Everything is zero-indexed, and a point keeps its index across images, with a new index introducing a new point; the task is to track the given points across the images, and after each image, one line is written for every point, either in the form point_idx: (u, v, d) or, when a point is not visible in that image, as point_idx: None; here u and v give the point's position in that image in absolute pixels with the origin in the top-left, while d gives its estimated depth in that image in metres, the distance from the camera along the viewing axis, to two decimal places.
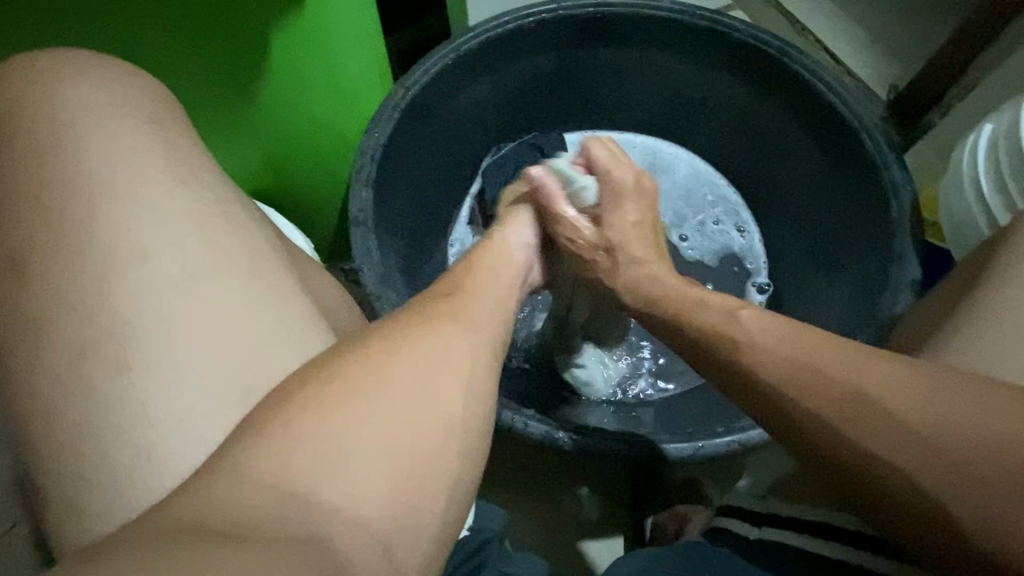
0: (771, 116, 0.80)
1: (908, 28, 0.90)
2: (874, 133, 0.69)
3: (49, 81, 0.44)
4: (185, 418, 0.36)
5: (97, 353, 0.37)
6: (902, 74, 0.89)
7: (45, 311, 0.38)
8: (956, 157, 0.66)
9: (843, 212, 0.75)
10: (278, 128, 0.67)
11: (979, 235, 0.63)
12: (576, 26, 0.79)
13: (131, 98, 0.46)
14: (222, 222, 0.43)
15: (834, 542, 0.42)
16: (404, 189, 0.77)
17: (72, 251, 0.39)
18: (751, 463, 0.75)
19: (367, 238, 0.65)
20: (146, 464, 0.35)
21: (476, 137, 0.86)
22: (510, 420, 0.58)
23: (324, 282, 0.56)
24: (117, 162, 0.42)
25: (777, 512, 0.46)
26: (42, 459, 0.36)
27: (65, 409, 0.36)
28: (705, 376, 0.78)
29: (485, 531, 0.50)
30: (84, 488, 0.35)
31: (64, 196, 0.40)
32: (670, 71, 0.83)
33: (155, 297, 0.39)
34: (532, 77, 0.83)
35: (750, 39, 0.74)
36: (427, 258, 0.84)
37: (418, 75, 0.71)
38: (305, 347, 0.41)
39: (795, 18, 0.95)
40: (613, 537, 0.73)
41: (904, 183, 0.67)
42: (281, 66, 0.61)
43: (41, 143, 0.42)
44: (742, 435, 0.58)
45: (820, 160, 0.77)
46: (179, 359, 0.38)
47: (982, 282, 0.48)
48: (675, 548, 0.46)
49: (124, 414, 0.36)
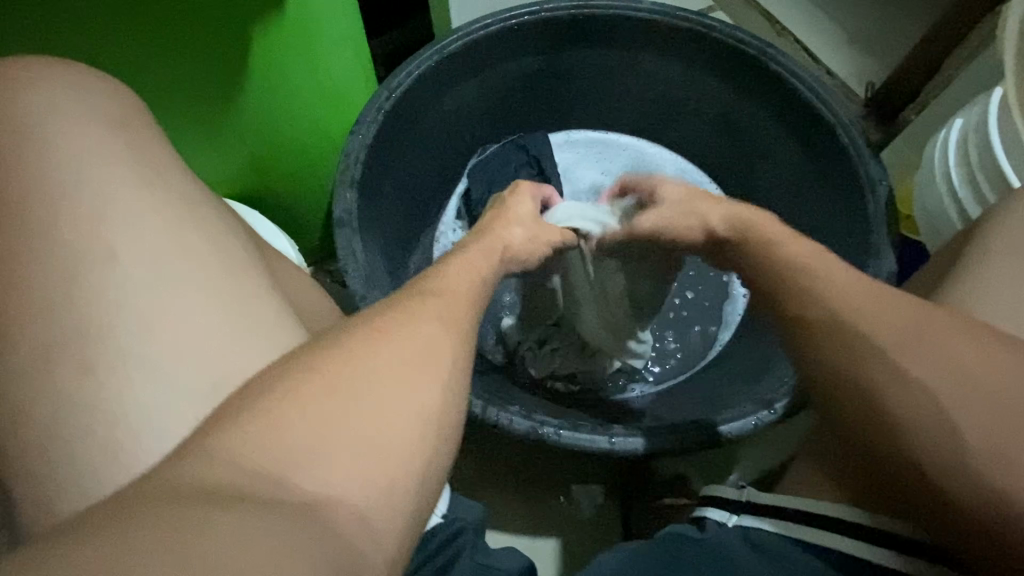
0: (750, 114, 0.81)
1: (882, 29, 0.92)
2: (851, 130, 0.71)
3: (23, 85, 0.44)
4: (157, 416, 0.37)
5: (64, 351, 0.37)
6: (879, 73, 0.91)
7: (16, 311, 0.38)
8: (929, 153, 0.67)
9: (823, 208, 0.76)
10: (262, 131, 0.67)
11: (953, 227, 0.64)
12: (557, 29, 0.80)
13: (106, 100, 0.46)
14: (198, 222, 0.44)
15: (811, 528, 0.42)
16: (390, 190, 0.78)
17: (43, 253, 0.39)
18: (739, 457, 0.75)
19: (352, 240, 0.66)
20: (113, 463, 0.35)
21: (461, 138, 0.87)
22: (496, 417, 0.59)
23: (305, 282, 0.56)
24: (90, 164, 0.42)
25: (754, 499, 0.45)
26: (10, 458, 0.36)
27: (32, 408, 0.36)
28: (693, 370, 0.79)
29: (458, 521, 0.50)
30: (52, 487, 0.35)
31: (35, 197, 0.40)
32: (652, 73, 0.84)
33: (129, 297, 0.39)
34: (516, 78, 0.84)
35: (728, 39, 0.76)
36: (414, 258, 0.85)
37: (402, 76, 0.72)
38: (280, 343, 0.41)
39: (775, 20, 0.97)
40: (602, 534, 0.73)
41: (880, 178, 0.68)
42: (263, 70, 0.62)
43: (13, 145, 0.42)
44: (726, 427, 0.58)
45: (800, 158, 0.78)
46: (152, 356, 0.38)
47: (957, 273, 0.49)
48: (657, 540, 0.46)
49: (95, 413, 0.36)
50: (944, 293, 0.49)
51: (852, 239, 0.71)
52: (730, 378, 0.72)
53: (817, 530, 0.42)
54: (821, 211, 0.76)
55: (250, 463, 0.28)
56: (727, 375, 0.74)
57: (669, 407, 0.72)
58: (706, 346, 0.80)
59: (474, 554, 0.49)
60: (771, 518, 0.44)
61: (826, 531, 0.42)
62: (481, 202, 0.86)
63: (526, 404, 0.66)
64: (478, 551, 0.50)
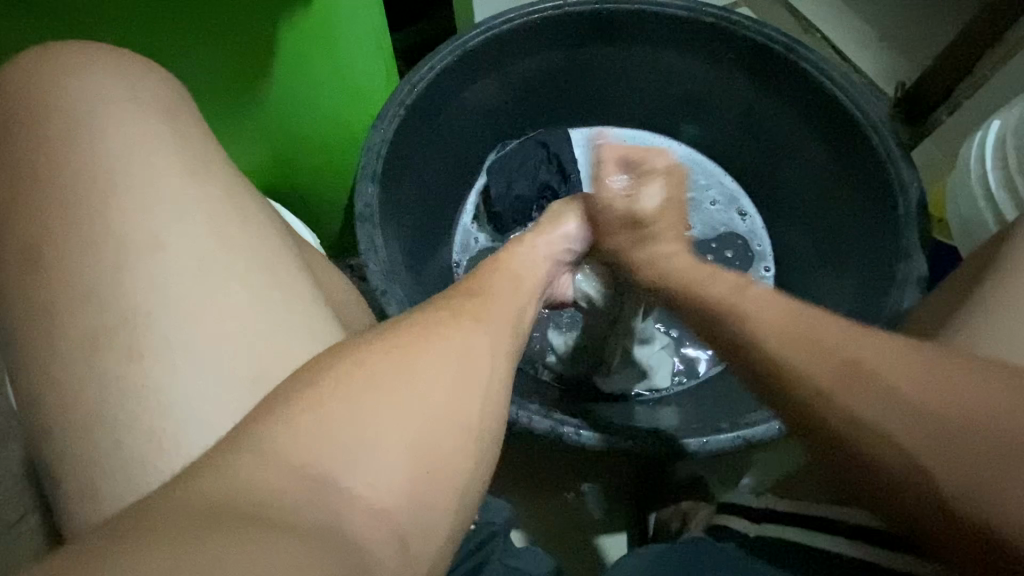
0: (778, 112, 0.80)
1: (912, 28, 0.90)
2: (882, 130, 0.69)
3: (65, 74, 0.44)
4: (197, 405, 0.37)
5: (109, 337, 0.37)
6: (909, 71, 0.89)
7: (61, 298, 0.38)
8: (964, 154, 0.65)
9: (852, 208, 0.75)
10: (287, 123, 0.67)
11: (987, 231, 0.62)
12: (581, 24, 0.79)
13: (144, 87, 0.46)
14: (234, 212, 0.44)
15: (840, 538, 0.41)
16: (410, 185, 0.77)
17: (88, 240, 0.39)
18: (755, 461, 0.75)
19: (373, 234, 0.66)
20: (157, 452, 0.36)
21: (483, 134, 0.87)
22: (517, 415, 0.58)
23: (332, 275, 0.56)
24: (134, 152, 0.42)
25: (778, 508, 0.45)
26: (55, 443, 0.36)
27: (75, 395, 0.36)
28: (711, 372, 0.78)
29: (490, 526, 0.50)
30: (96, 473, 0.35)
31: (77, 187, 0.41)
32: (677, 70, 0.83)
33: (171, 285, 0.39)
34: (538, 74, 0.84)
35: (757, 35, 0.74)
36: (434, 255, 0.85)
37: (424, 72, 0.71)
38: (313, 334, 0.41)
39: (802, 16, 0.95)
40: (615, 534, 0.73)
41: (911, 180, 0.66)
42: (289, 61, 0.61)
43: (59, 132, 0.42)
44: (747, 431, 0.57)
45: (827, 159, 0.77)
46: (192, 346, 0.38)
47: (990, 277, 0.48)
48: (679, 544, 0.45)
49: (138, 400, 0.36)
50: (975, 300, 0.47)
51: (881, 242, 0.70)
52: (749, 383, 0.71)
53: (838, 538, 0.41)
54: (851, 210, 0.75)
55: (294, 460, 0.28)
56: (746, 379, 0.73)
57: (687, 408, 0.71)
58: (724, 350, 0.79)
59: (504, 558, 0.49)
60: (798, 529, 0.43)
61: (856, 542, 0.40)
62: (502, 199, 0.86)
63: (544, 403, 0.66)
64: (505, 552, 0.50)
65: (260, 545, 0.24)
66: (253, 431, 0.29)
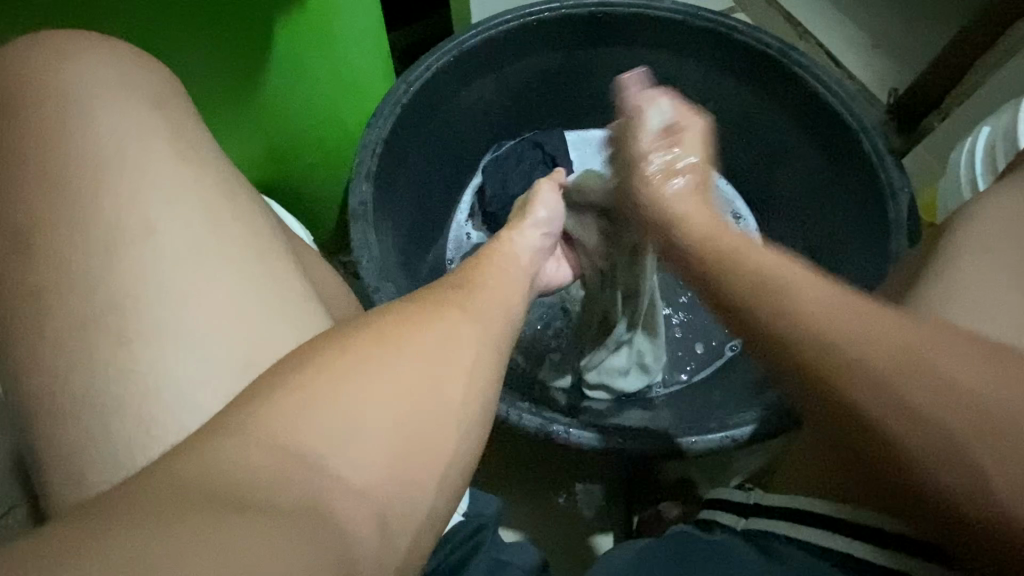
0: (773, 116, 0.80)
1: (905, 36, 0.91)
2: (874, 136, 0.70)
3: (59, 62, 0.44)
4: (186, 392, 0.37)
5: (98, 323, 0.37)
6: (900, 78, 0.90)
7: (51, 283, 0.38)
8: (954, 158, 0.66)
9: (841, 215, 0.76)
10: (283, 119, 0.67)
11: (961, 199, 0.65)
12: (576, 26, 0.79)
13: (142, 77, 0.46)
14: (229, 204, 0.43)
15: (826, 531, 0.39)
16: (405, 184, 0.77)
17: (78, 225, 0.39)
18: (741, 459, 0.74)
19: (366, 231, 0.65)
20: (143, 438, 0.35)
21: (479, 133, 0.87)
22: (506, 413, 0.58)
23: (323, 269, 0.56)
24: (129, 140, 0.42)
25: (762, 501, 0.44)
26: (41, 427, 0.36)
27: (62, 380, 0.36)
28: (700, 374, 0.78)
29: (479, 518, 0.50)
30: (79, 458, 0.35)
31: (69, 173, 0.40)
32: (672, 72, 0.83)
33: (164, 272, 0.39)
34: (534, 75, 0.84)
35: (752, 40, 0.75)
36: (429, 255, 0.85)
37: (421, 71, 0.72)
38: (305, 324, 0.41)
39: (797, 22, 0.96)
40: (603, 535, 0.73)
41: (901, 185, 0.67)
42: (287, 59, 0.62)
43: (52, 118, 0.42)
44: (733, 431, 0.58)
45: (820, 162, 0.77)
46: (183, 331, 0.38)
47: None
48: (663, 537, 0.46)
49: (127, 385, 0.36)
50: None
51: (872, 245, 0.70)
52: (738, 385, 0.71)
53: (823, 531, 0.39)
54: (840, 216, 0.76)
55: (285, 448, 0.28)
56: (735, 382, 0.73)
57: (676, 410, 0.71)
58: (716, 352, 0.80)
59: (490, 549, 0.49)
60: (783, 520, 0.42)
61: (847, 536, 0.38)
62: (497, 199, 0.86)
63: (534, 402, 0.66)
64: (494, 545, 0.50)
65: (220, 539, 0.23)
66: (241, 414, 0.29)
